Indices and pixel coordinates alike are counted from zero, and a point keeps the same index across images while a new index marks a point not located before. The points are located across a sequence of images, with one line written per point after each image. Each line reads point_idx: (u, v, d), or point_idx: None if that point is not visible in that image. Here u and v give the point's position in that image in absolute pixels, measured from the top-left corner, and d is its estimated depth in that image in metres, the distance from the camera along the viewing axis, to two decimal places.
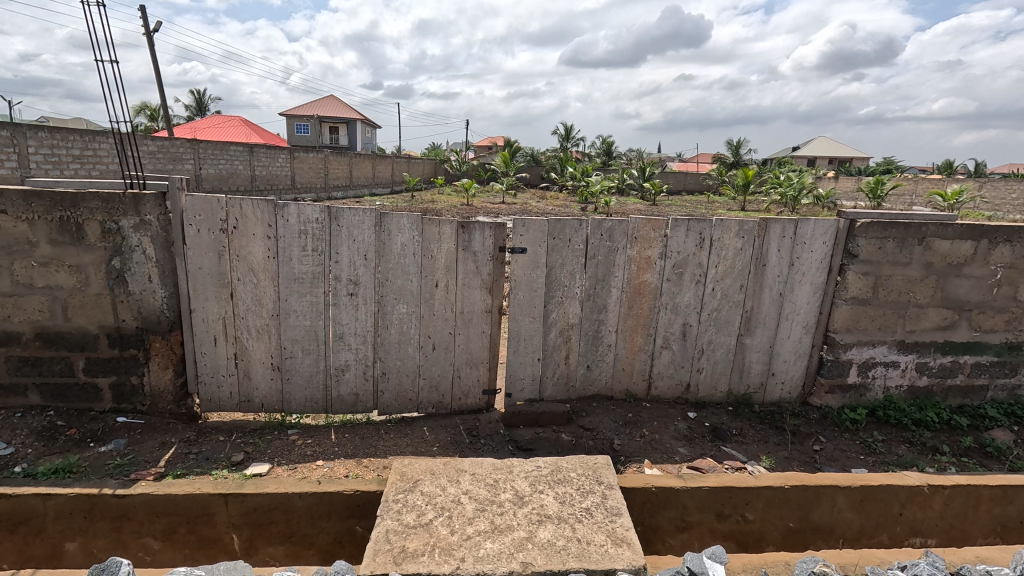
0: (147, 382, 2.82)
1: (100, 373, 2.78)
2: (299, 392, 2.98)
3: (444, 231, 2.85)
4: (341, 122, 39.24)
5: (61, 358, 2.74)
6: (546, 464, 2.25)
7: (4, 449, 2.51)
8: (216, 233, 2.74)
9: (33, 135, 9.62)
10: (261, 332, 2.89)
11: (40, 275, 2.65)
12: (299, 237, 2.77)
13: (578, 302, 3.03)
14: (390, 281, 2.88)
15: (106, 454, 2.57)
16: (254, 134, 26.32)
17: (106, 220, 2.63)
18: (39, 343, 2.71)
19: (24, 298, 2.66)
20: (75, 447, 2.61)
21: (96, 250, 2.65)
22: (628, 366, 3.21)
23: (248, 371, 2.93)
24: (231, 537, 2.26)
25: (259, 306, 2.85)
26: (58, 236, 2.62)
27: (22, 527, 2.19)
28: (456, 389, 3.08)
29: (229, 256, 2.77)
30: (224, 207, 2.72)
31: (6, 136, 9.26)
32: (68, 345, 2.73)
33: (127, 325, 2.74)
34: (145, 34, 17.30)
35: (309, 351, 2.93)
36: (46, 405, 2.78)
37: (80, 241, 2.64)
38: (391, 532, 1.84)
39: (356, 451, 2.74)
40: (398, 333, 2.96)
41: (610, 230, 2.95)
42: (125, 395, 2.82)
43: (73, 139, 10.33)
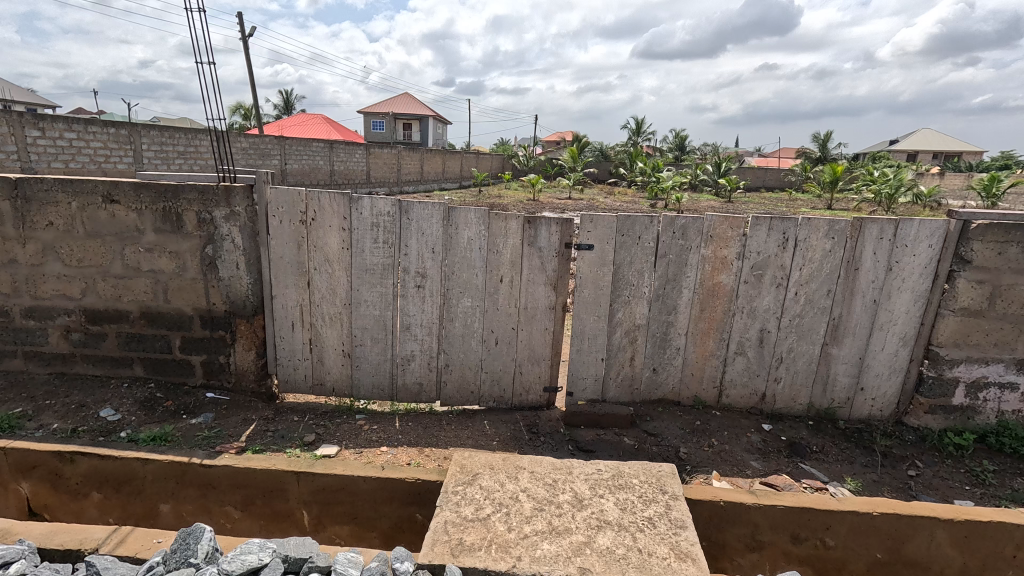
0: (233, 361, 3.03)
1: (193, 351, 3.02)
2: (368, 379, 3.08)
3: (511, 226, 2.84)
4: (414, 118, 40.53)
5: (161, 336, 3.01)
6: (607, 468, 2.18)
7: (113, 416, 2.81)
8: (297, 225, 2.89)
9: (146, 133, 10.69)
10: (334, 319, 3.02)
11: (146, 260, 2.92)
12: (371, 230, 2.87)
13: (646, 302, 2.92)
14: (456, 274, 2.91)
15: (196, 426, 2.80)
16: (333, 130, 27.96)
17: (201, 210, 2.85)
18: (143, 321, 3.00)
19: (133, 280, 2.94)
20: (171, 417, 2.86)
21: (192, 238, 2.88)
22: (698, 371, 3.05)
23: (322, 356, 3.08)
24: (301, 513, 2.39)
25: (333, 295, 2.98)
26: (162, 225, 2.87)
27: (126, 486, 2.45)
28: (518, 385, 3.07)
29: (308, 246, 2.91)
30: (304, 200, 2.86)
31: (125, 134, 10.36)
32: (168, 324, 3.00)
33: (217, 308, 2.96)
34: (241, 38, 18.78)
35: (378, 340, 3.03)
36: (149, 377, 3.07)
37: (180, 229, 2.87)
38: (449, 524, 1.86)
39: (417, 440, 2.79)
40: (462, 326, 2.99)
41: (683, 228, 2.82)
42: (214, 372, 3.05)
43: (179, 136, 11.37)
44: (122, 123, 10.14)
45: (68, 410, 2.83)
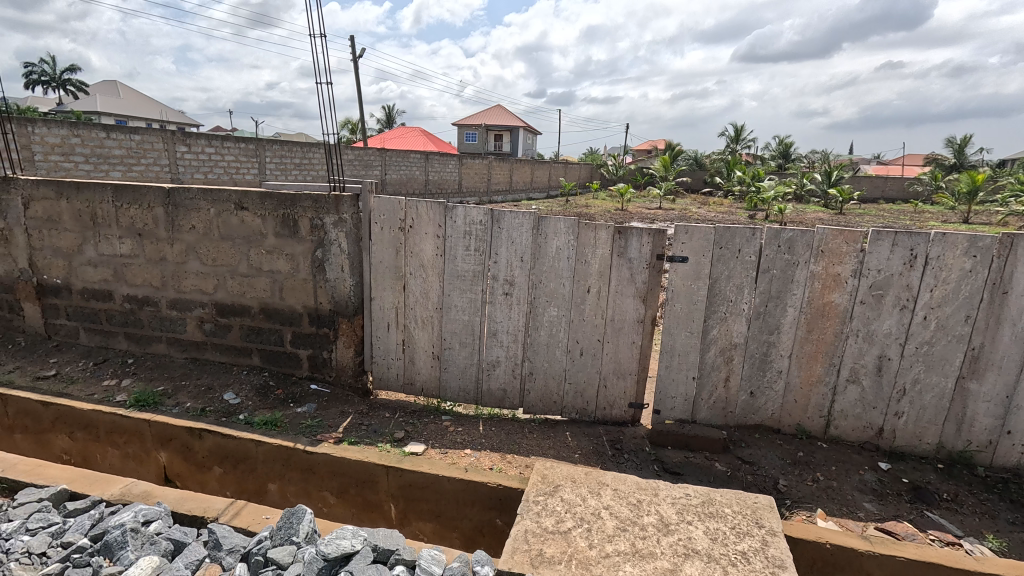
0: (334, 357, 3.26)
1: (302, 345, 3.31)
2: (455, 381, 3.18)
3: (600, 236, 2.80)
4: (505, 130, 41.52)
5: (276, 330, 3.33)
6: (696, 494, 2.07)
7: (234, 399, 3.14)
8: (396, 232, 3.07)
9: (270, 147, 11.93)
10: (426, 322, 3.16)
11: (267, 261, 3.24)
12: (464, 237, 2.97)
13: (745, 320, 2.74)
14: (543, 283, 2.93)
15: (301, 414, 3.05)
16: (429, 141, 29.46)
17: (314, 217, 3.11)
18: (262, 316, 3.33)
19: (255, 279, 3.29)
20: (281, 404, 3.14)
21: (306, 242, 3.16)
22: (802, 398, 2.80)
23: (413, 356, 3.22)
24: (389, 505, 2.51)
25: (425, 299, 3.12)
26: (281, 230, 3.18)
27: (242, 464, 2.73)
28: (602, 398, 3.01)
29: (405, 252, 3.08)
30: (404, 209, 3.03)
31: (252, 149, 11.64)
32: (282, 319, 3.30)
33: (324, 307, 3.22)
34: (351, 59, 20.41)
35: (465, 344, 3.11)
36: (264, 366, 3.40)
37: (296, 234, 3.17)
38: (530, 533, 1.86)
39: (500, 446, 2.83)
40: (547, 335, 2.99)
41: (790, 242, 2.61)
42: (318, 366, 3.31)
43: (296, 150, 12.56)
44: (250, 139, 11.40)
45: (199, 392, 3.21)
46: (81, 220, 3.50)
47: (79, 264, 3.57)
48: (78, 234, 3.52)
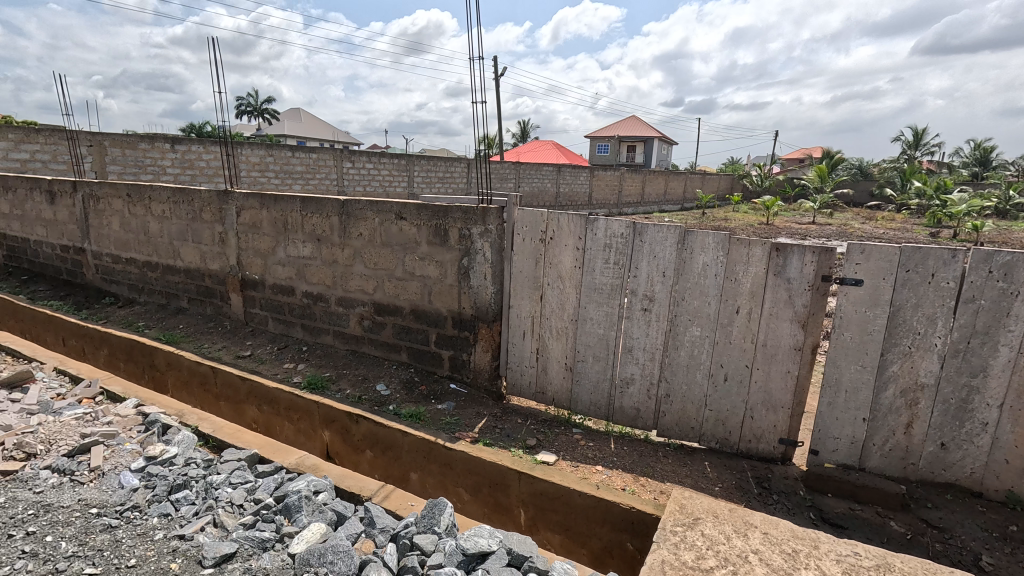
0: (473, 360, 3.44)
1: (444, 346, 3.54)
2: (586, 395, 3.14)
3: (754, 253, 2.59)
4: (638, 141, 40.56)
5: (423, 331, 3.61)
6: (868, 554, 1.79)
7: (385, 391, 3.47)
8: (537, 243, 3.15)
9: (418, 162, 13.04)
10: (560, 333, 3.17)
11: (419, 267, 3.54)
12: (604, 250, 2.94)
13: (937, 358, 2.31)
14: (686, 301, 2.78)
15: (441, 411, 3.25)
16: (561, 154, 29.89)
17: (463, 227, 3.33)
18: (412, 317, 3.64)
19: (408, 282, 3.60)
20: (424, 400, 3.39)
21: (454, 251, 3.39)
22: (1016, 460, 2.28)
23: (546, 366, 3.26)
24: (519, 511, 2.56)
25: (561, 310, 3.14)
26: (433, 238, 3.46)
27: (389, 451, 3.01)
28: (748, 430, 2.75)
29: (544, 263, 3.14)
30: (546, 220, 3.10)
31: (404, 164, 12.83)
32: (428, 321, 3.57)
33: (466, 312, 3.41)
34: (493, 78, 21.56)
35: (599, 358, 3.06)
36: (410, 363, 3.71)
37: (446, 243, 3.41)
38: (667, 564, 1.75)
39: (632, 467, 2.73)
40: (687, 355, 2.83)
41: (1006, 267, 2.16)
42: (457, 367, 3.51)
43: (440, 164, 13.57)
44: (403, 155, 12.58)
45: (356, 381, 3.60)
46: (276, 226, 4.15)
47: (272, 263, 4.24)
48: (273, 238, 4.18)
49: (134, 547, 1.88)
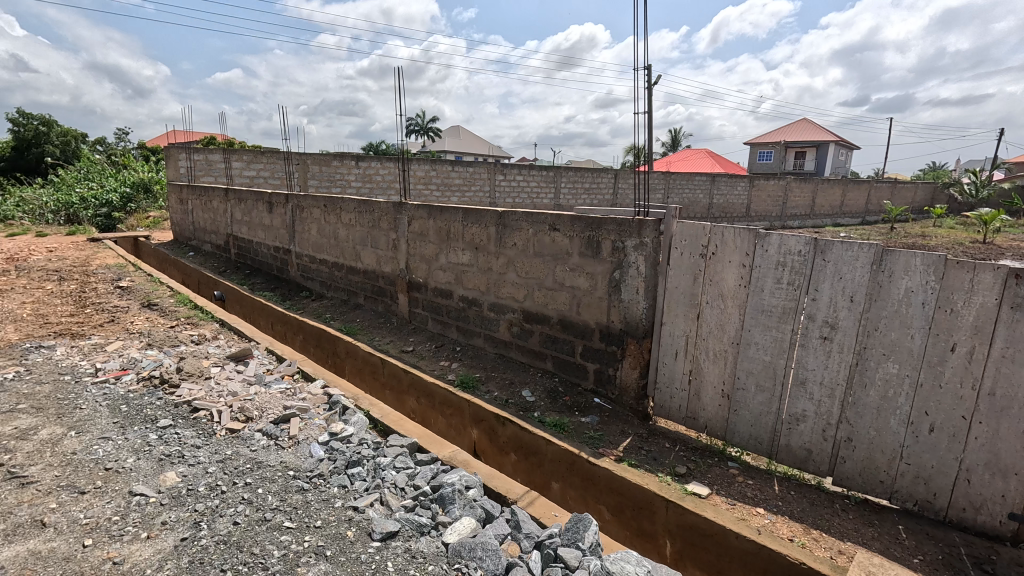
0: (619, 375, 3.35)
1: (590, 359, 3.51)
2: (745, 427, 2.85)
3: (982, 280, 2.12)
4: (809, 146, 36.17)
5: (569, 341, 3.63)
6: None
7: (530, 397, 3.55)
8: (696, 258, 2.96)
9: (566, 173, 13.18)
10: (718, 356, 2.93)
11: (569, 278, 3.57)
12: (776, 269, 2.65)
13: None
14: (880, 332, 2.38)
15: (585, 424, 3.23)
16: (715, 162, 27.96)
17: (616, 240, 3.28)
18: (559, 327, 3.68)
19: (558, 293, 3.66)
20: (567, 410, 3.39)
21: (606, 263, 3.35)
22: None
23: (699, 390, 3.02)
24: (665, 541, 2.43)
25: (721, 331, 2.90)
26: (585, 250, 3.46)
27: (533, 457, 3.09)
28: (960, 496, 2.25)
29: (704, 279, 2.94)
30: (708, 234, 2.90)
31: (552, 176, 13.08)
32: (575, 332, 3.58)
33: (615, 326, 3.35)
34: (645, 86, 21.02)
35: (764, 388, 2.76)
36: (555, 373, 3.75)
37: (598, 255, 3.39)
38: None
39: (801, 515, 2.41)
40: (879, 396, 2.41)
41: None
42: (603, 381, 3.46)
43: (588, 175, 13.57)
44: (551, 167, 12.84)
45: (504, 384, 3.75)
46: (440, 235, 4.52)
47: (434, 268, 4.63)
48: (436, 245, 4.57)
49: (319, 510, 2.17)
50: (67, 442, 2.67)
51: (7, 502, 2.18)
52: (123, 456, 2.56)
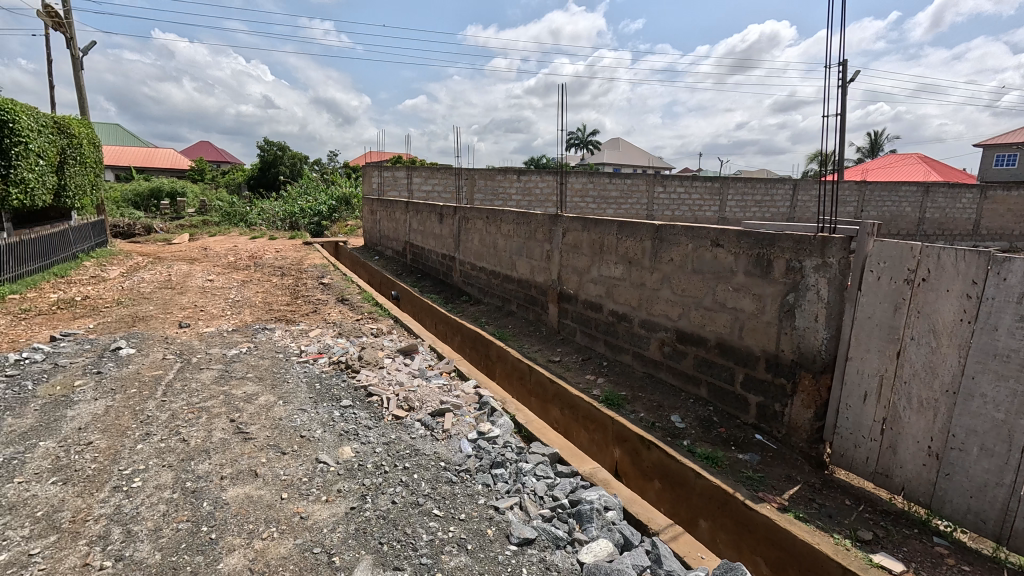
0: (788, 412, 2.96)
1: (753, 390, 3.17)
2: (962, 498, 2.28)
3: None
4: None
5: (728, 368, 3.33)
6: None
7: (680, 423, 3.32)
8: (899, 284, 2.47)
9: (734, 185, 12.08)
10: (925, 405, 2.39)
11: (732, 298, 3.28)
12: (1018, 303, 2.08)
13: None
14: None
15: (742, 461, 2.91)
16: (931, 169, 23.18)
17: (792, 259, 2.91)
18: (717, 351, 3.40)
19: (718, 314, 3.38)
20: (722, 443, 3.09)
21: (778, 284, 3.00)
22: None
23: (895, 443, 2.51)
24: None
25: (930, 375, 2.37)
26: (753, 269, 3.15)
27: (680, 488, 2.89)
28: None
29: (908, 310, 2.44)
30: (916, 256, 2.40)
31: (717, 187, 12.10)
32: (736, 359, 3.27)
33: (785, 356, 2.97)
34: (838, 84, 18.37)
35: (992, 452, 2.17)
36: (710, 400, 3.46)
37: (768, 275, 3.05)
38: None
39: None
40: None
41: None
42: (766, 416, 3.09)
43: (760, 187, 12.27)
44: (717, 177, 11.89)
45: (651, 406, 3.57)
46: (593, 247, 4.51)
47: (585, 281, 4.63)
48: (589, 258, 4.57)
49: (464, 504, 2.31)
50: (277, 408, 3.26)
51: (234, 451, 2.72)
52: (314, 427, 3.03)
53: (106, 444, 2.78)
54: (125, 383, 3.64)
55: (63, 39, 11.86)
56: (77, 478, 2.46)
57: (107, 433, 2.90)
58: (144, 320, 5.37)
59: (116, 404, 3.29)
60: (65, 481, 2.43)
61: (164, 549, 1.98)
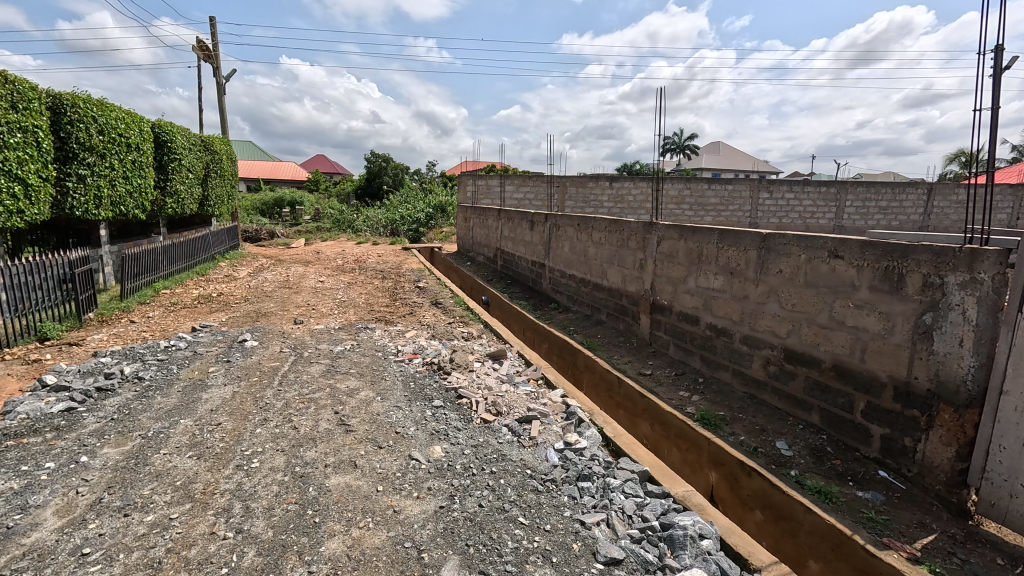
0: (922, 449, 2.59)
1: (876, 421, 2.82)
2: None
3: None
4: None
5: (846, 394, 2.99)
6: None
7: (787, 450, 3.04)
8: None
9: (853, 189, 10.82)
10: None
11: (853, 316, 2.95)
12: None
13: None
14: None
15: (862, 499, 2.58)
16: None
17: (931, 273, 2.56)
18: (833, 373, 3.08)
19: (835, 332, 3.06)
20: (837, 477, 2.78)
21: (911, 302, 2.65)
22: None
23: None
24: None
25: None
26: (879, 283, 2.81)
27: (786, 523, 2.63)
28: None
29: None
30: None
31: (834, 193, 10.90)
32: (856, 384, 2.93)
33: (919, 384, 2.61)
34: None
35: None
36: (823, 428, 3.14)
37: (899, 290, 2.70)
38: None
39: None
40: None
41: None
42: (893, 452, 2.73)
43: (885, 191, 10.86)
44: (834, 181, 10.72)
45: (753, 429, 3.30)
46: (690, 256, 4.29)
47: (681, 291, 4.41)
48: (686, 267, 4.35)
49: (550, 514, 2.28)
50: (375, 404, 3.46)
51: (337, 441, 2.93)
52: (408, 424, 3.17)
53: (233, 426, 3.12)
54: (249, 372, 4.06)
55: (211, 69, 13.66)
56: (208, 454, 2.78)
57: (233, 416, 3.25)
58: (266, 316, 5.97)
59: (241, 391, 3.68)
60: (199, 456, 2.75)
61: (276, 527, 2.17)
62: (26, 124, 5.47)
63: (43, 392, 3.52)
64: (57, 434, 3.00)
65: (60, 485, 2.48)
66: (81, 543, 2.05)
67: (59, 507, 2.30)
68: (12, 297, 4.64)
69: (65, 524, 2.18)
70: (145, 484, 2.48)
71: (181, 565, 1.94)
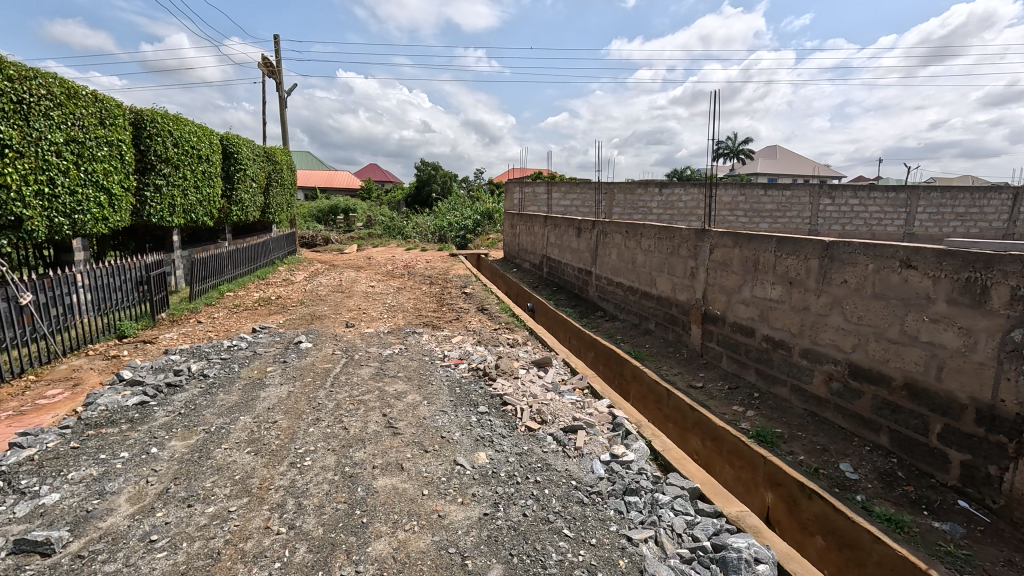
0: (1010, 479, 2.35)
1: (955, 445, 2.59)
2: None
3: None
4: None
5: (920, 415, 2.77)
6: None
7: (852, 473, 2.84)
8: None
9: (926, 195, 10.00)
10: None
11: (928, 331, 2.74)
12: None
13: None
14: None
15: (939, 531, 2.37)
16: None
17: (1021, 285, 2.33)
18: (905, 393, 2.86)
19: (907, 348, 2.84)
20: (909, 505, 2.57)
21: (996, 317, 2.43)
22: None
23: None
24: None
25: None
26: (958, 296, 2.59)
27: (851, 551, 2.46)
28: None
29: None
30: None
31: (903, 198, 10.12)
32: (932, 405, 2.71)
33: (1005, 408, 2.38)
34: None
35: None
36: (893, 451, 2.92)
37: (982, 304, 2.48)
38: None
39: None
40: None
41: None
42: (975, 480, 2.50)
43: (963, 197, 9.94)
44: (903, 186, 9.97)
45: (814, 449, 3.11)
46: (746, 265, 4.12)
47: (735, 301, 4.24)
48: (740, 275, 4.18)
49: (595, 528, 2.22)
50: (421, 408, 3.52)
51: (385, 443, 2.99)
52: (453, 429, 3.19)
53: (287, 424, 3.24)
54: (304, 372, 4.22)
55: (276, 84, 14.46)
56: (265, 451, 2.90)
57: (288, 415, 3.39)
58: (320, 319, 6.21)
59: (295, 391, 3.83)
60: (256, 452, 2.88)
61: (326, 524, 2.23)
62: (111, 138, 5.95)
63: (121, 386, 3.80)
64: (132, 426, 3.22)
65: (133, 474, 2.65)
66: (150, 530, 2.18)
67: (132, 495, 2.46)
68: (96, 297, 5.04)
69: (136, 511, 2.32)
70: (207, 477, 2.62)
71: (238, 557, 2.02)
